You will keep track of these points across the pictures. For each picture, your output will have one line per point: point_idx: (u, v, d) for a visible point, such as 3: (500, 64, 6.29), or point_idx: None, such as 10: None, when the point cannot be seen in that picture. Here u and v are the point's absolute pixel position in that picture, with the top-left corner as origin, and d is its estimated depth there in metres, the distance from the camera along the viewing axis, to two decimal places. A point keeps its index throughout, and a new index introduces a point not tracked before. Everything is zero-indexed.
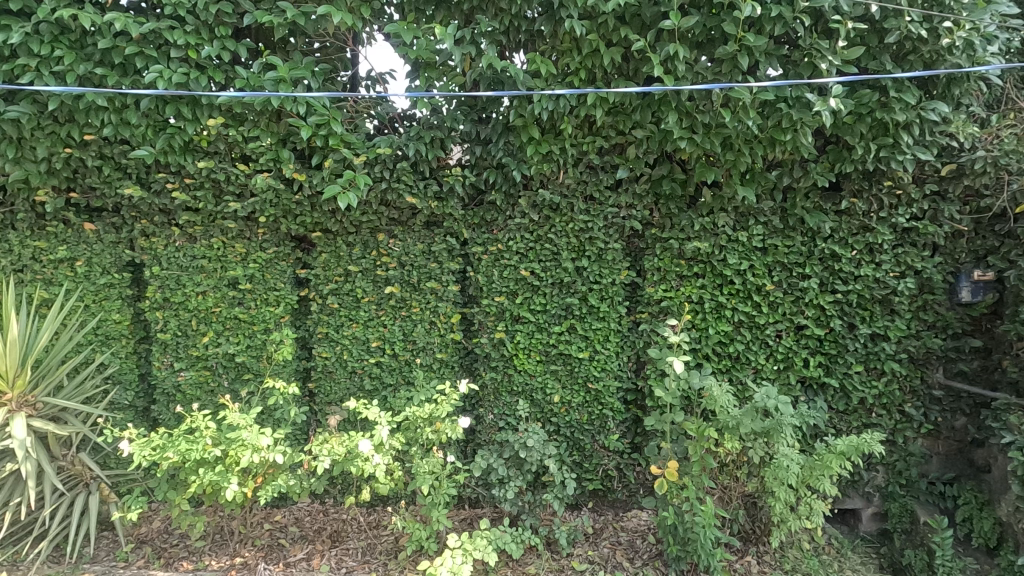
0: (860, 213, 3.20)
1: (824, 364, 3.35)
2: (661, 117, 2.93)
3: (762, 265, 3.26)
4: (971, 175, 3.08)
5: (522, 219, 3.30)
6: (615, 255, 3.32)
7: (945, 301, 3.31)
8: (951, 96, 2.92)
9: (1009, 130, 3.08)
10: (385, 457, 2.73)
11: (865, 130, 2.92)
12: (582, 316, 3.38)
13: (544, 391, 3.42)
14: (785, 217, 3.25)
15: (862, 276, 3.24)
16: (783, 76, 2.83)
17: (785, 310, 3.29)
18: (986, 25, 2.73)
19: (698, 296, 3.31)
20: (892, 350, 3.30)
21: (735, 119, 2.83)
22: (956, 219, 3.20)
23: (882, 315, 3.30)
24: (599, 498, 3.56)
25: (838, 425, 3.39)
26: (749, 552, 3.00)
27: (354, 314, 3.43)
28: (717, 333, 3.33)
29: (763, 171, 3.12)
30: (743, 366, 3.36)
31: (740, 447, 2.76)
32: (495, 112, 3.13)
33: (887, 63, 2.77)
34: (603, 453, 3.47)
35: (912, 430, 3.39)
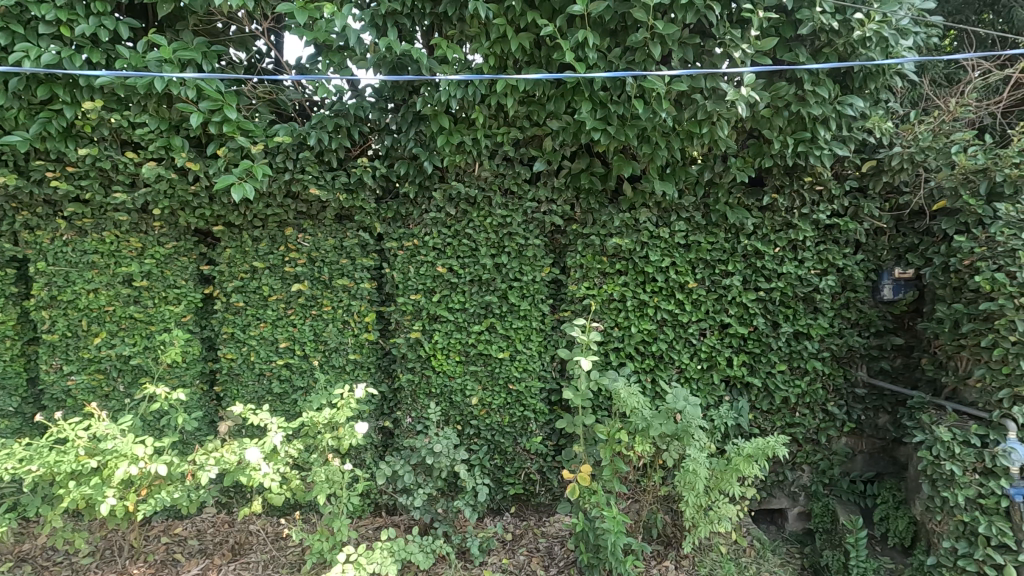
0: (783, 209, 3.14)
1: (748, 363, 3.29)
2: (575, 107, 2.82)
3: (685, 262, 3.17)
4: (890, 171, 3.05)
5: (439, 213, 3.16)
6: (535, 252, 3.20)
7: (868, 299, 3.28)
8: (868, 91, 2.87)
9: (927, 126, 3.06)
10: (278, 466, 2.55)
11: (783, 124, 2.85)
12: (501, 315, 3.26)
13: (463, 393, 3.28)
14: (708, 213, 3.18)
15: (785, 273, 3.19)
16: (698, 67, 2.75)
17: (708, 308, 3.22)
18: (899, 18, 2.69)
19: (620, 294, 3.21)
20: (815, 349, 3.26)
21: (649, 110, 2.72)
22: (876, 216, 3.17)
23: (805, 313, 3.25)
24: (522, 503, 3.44)
25: (762, 424, 3.34)
26: (667, 556, 2.93)
27: (261, 313, 3.25)
28: (640, 332, 3.23)
29: (684, 166, 3.03)
30: (666, 366, 3.27)
31: (651, 450, 2.67)
32: (407, 100, 2.98)
33: (801, 55, 2.71)
34: (526, 456, 3.35)
35: (835, 429, 3.36)
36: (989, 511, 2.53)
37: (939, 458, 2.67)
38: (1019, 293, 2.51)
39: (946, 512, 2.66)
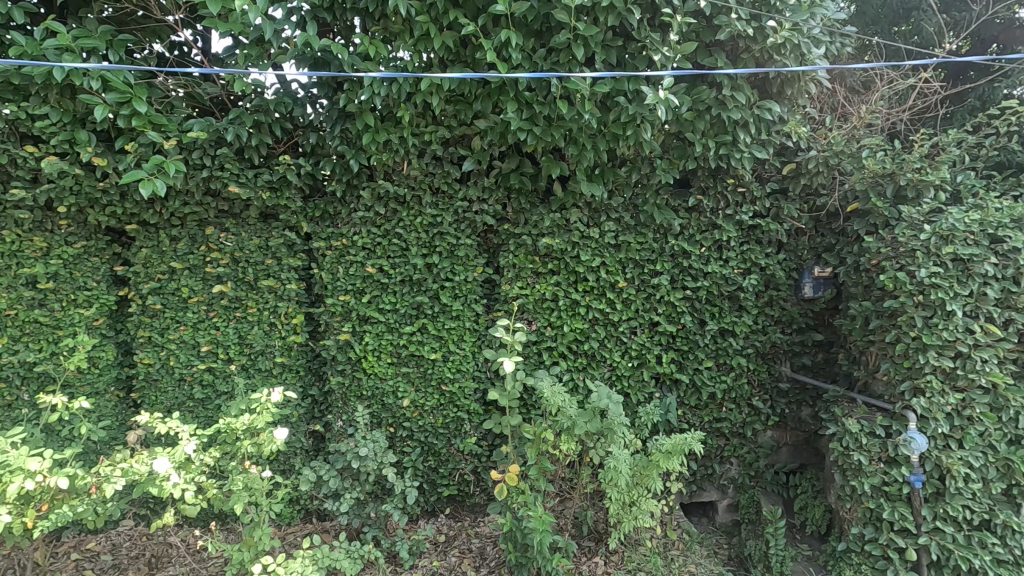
0: (708, 210, 3.23)
1: (676, 360, 3.37)
2: (502, 107, 2.82)
3: (615, 262, 3.22)
4: (807, 174, 3.18)
5: (367, 212, 3.11)
6: (467, 252, 3.19)
7: (791, 297, 3.41)
8: (785, 96, 2.97)
9: (841, 131, 3.20)
10: (192, 477, 2.44)
11: (704, 127, 2.93)
12: (433, 315, 3.22)
13: (395, 395, 3.23)
14: (637, 213, 3.23)
15: (711, 273, 3.28)
16: (622, 69, 2.79)
17: (638, 306, 3.27)
18: (811, 27, 2.78)
19: (552, 293, 3.22)
20: (739, 345, 3.36)
21: (574, 111, 2.74)
22: (796, 217, 3.30)
23: (730, 311, 3.35)
24: (457, 504, 3.43)
25: (691, 419, 3.41)
26: (597, 552, 2.97)
27: (181, 316, 3.11)
28: (572, 331, 3.25)
29: (612, 167, 3.08)
30: (598, 365, 3.30)
31: (577, 448, 2.71)
32: (332, 97, 2.91)
33: (720, 60, 2.79)
34: (460, 457, 3.33)
35: (760, 423, 3.47)
36: (892, 498, 2.69)
37: (848, 449, 2.82)
38: (918, 291, 2.66)
39: (856, 501, 2.81)
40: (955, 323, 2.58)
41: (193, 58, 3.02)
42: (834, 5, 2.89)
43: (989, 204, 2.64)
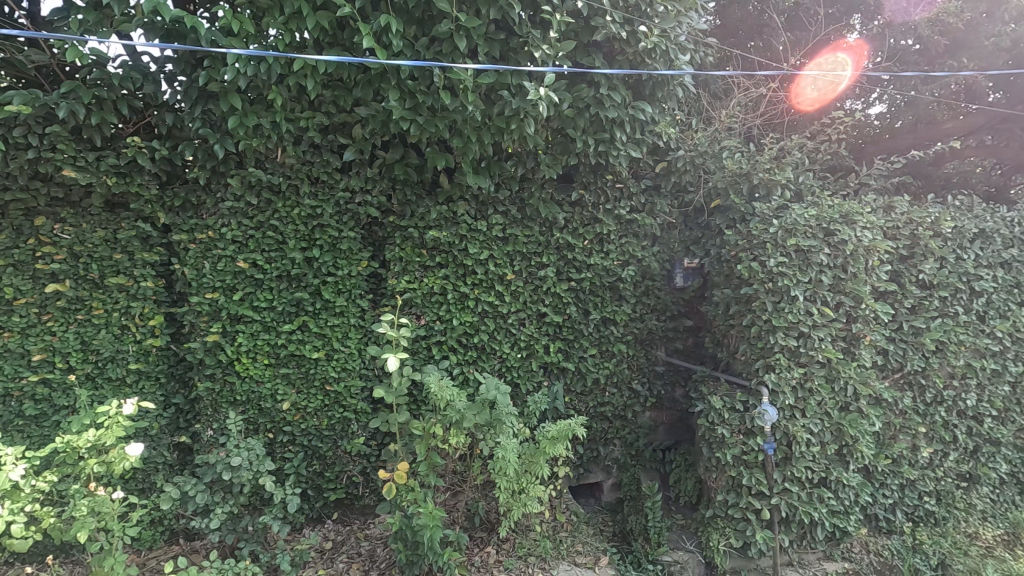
0: (589, 204, 3.38)
1: (563, 349, 3.48)
2: (383, 95, 2.73)
3: (503, 254, 3.25)
4: (677, 172, 3.45)
5: (237, 202, 2.86)
6: (351, 245, 3.05)
7: (665, 286, 3.67)
8: (656, 98, 3.16)
9: (704, 133, 3.50)
10: (20, 506, 2.09)
11: (585, 124, 3.04)
12: (315, 312, 3.05)
13: (273, 398, 3.01)
14: (524, 207, 3.30)
15: (593, 265, 3.43)
16: (504, 63, 2.81)
17: (526, 298, 3.34)
18: (678, 35, 2.99)
19: (441, 287, 3.18)
20: (620, 333, 3.56)
21: (458, 103, 2.71)
22: (668, 212, 3.56)
23: (611, 301, 3.53)
24: (345, 508, 3.30)
25: (577, 405, 3.55)
26: (490, 541, 3.01)
27: (4, 321, 2.65)
28: (462, 324, 3.23)
29: (497, 160, 3.10)
30: (489, 357, 3.31)
31: (466, 441, 2.71)
32: (191, 74, 2.64)
33: (597, 61, 2.92)
34: (347, 459, 3.18)
35: (639, 405, 3.70)
36: (750, 465, 3.00)
37: (713, 424, 3.09)
38: (769, 279, 2.97)
39: (720, 471, 3.08)
40: (798, 306, 2.93)
41: (15, 20, 2.60)
42: (698, 16, 3.13)
43: (824, 201, 3.02)
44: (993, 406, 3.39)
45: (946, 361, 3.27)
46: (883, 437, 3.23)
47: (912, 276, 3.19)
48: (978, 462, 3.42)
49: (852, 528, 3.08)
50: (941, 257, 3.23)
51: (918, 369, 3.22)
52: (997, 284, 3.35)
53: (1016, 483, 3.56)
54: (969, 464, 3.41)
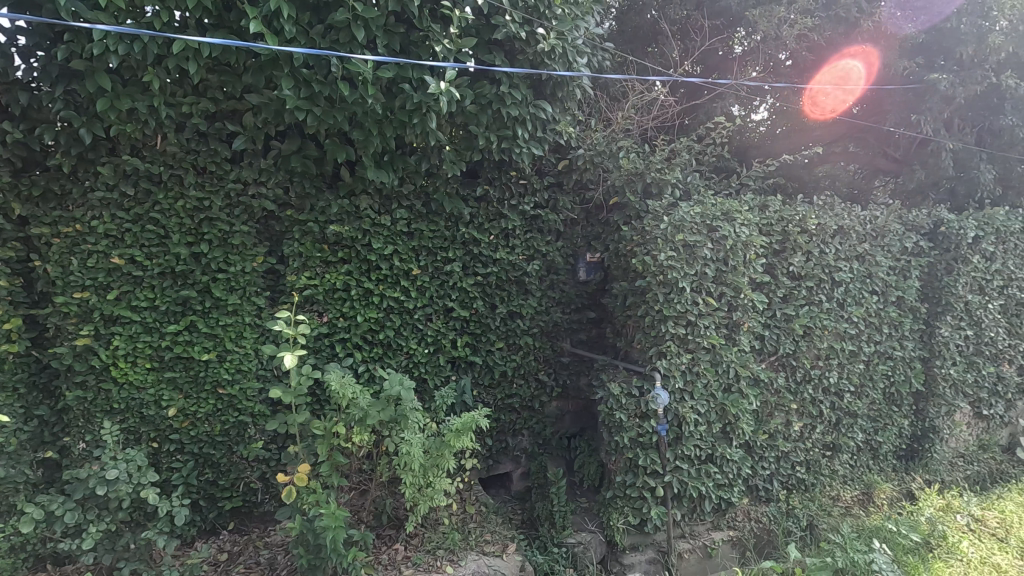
0: (494, 200, 3.44)
1: (470, 343, 3.52)
2: (276, 83, 2.62)
3: (408, 249, 3.23)
4: (578, 170, 3.59)
5: (110, 192, 2.63)
6: (244, 239, 2.90)
7: (569, 280, 3.81)
8: (557, 98, 3.26)
9: (602, 134, 3.68)
10: None
11: (488, 121, 3.08)
12: (204, 311, 2.86)
13: (158, 405, 2.79)
14: (429, 201, 3.29)
15: (499, 259, 3.50)
16: (405, 57, 2.79)
17: (432, 293, 3.33)
18: (575, 38, 3.12)
19: (344, 283, 3.09)
20: (526, 326, 3.66)
21: (356, 95, 2.66)
22: (570, 209, 3.70)
23: (517, 295, 3.62)
24: (243, 516, 3.13)
25: (485, 398, 3.61)
26: (398, 539, 3.00)
27: None
28: (367, 321, 3.16)
29: (400, 154, 3.07)
30: (395, 353, 3.27)
31: (371, 439, 2.68)
32: (50, 49, 2.39)
33: (498, 58, 2.98)
34: (244, 465, 3.02)
35: (546, 395, 3.81)
36: (645, 446, 3.21)
37: (612, 409, 3.27)
38: (660, 272, 3.17)
39: (619, 453, 3.26)
40: (685, 297, 3.16)
41: None
42: (594, 21, 3.29)
43: (707, 200, 3.28)
44: (851, 382, 3.83)
45: (813, 344, 3.66)
46: (761, 414, 3.56)
47: (784, 268, 3.54)
48: (840, 433, 3.85)
49: (736, 499, 3.37)
50: (807, 250, 3.61)
51: (789, 352, 3.58)
52: (853, 275, 3.79)
53: (871, 449, 4.06)
54: (832, 434, 3.84)
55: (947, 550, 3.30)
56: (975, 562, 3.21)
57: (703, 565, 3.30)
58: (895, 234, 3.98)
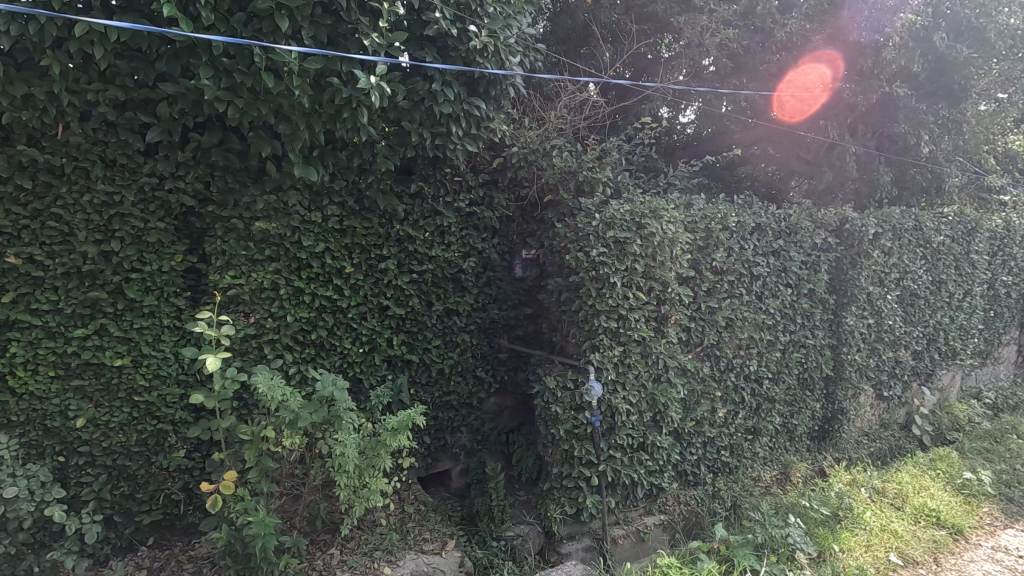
0: (429, 197, 3.42)
1: (407, 342, 3.49)
2: (193, 72, 2.49)
3: (340, 247, 3.15)
4: (513, 168, 3.63)
5: (4, 185, 2.40)
6: (161, 237, 2.73)
7: (505, 276, 3.84)
8: (490, 96, 3.29)
9: (535, 132, 3.75)
10: None
11: (421, 117, 3.07)
12: (117, 314, 2.67)
13: (64, 416, 2.58)
14: (361, 198, 3.23)
15: (435, 257, 3.49)
16: (333, 50, 2.74)
17: (366, 292, 3.28)
18: (507, 37, 3.16)
19: (272, 282, 2.97)
20: (463, 323, 3.66)
21: (281, 87, 2.57)
22: (505, 206, 3.73)
23: (454, 292, 3.62)
24: (164, 529, 2.95)
25: (423, 396, 3.58)
26: (333, 543, 2.94)
27: None
28: (298, 320, 3.05)
29: (331, 149, 3.00)
30: (328, 353, 3.18)
31: (302, 441, 2.60)
32: None
33: (429, 55, 2.97)
34: (164, 476, 2.84)
35: (484, 391, 3.83)
36: (580, 437, 3.29)
37: (548, 403, 3.34)
38: (592, 268, 3.27)
39: (556, 445, 3.34)
40: (617, 292, 3.27)
41: None
42: (526, 22, 3.34)
43: (636, 198, 3.40)
44: (769, 369, 4.10)
45: (734, 335, 3.88)
46: (689, 402, 3.74)
47: (708, 263, 3.72)
48: (760, 418, 4.11)
49: (666, 484, 3.52)
50: (728, 246, 3.83)
51: (713, 342, 3.78)
52: (770, 270, 4.04)
53: (788, 432, 4.35)
54: (753, 419, 4.08)
55: (852, 521, 3.60)
56: (876, 530, 3.55)
57: (637, 550, 3.43)
58: (807, 231, 4.28)
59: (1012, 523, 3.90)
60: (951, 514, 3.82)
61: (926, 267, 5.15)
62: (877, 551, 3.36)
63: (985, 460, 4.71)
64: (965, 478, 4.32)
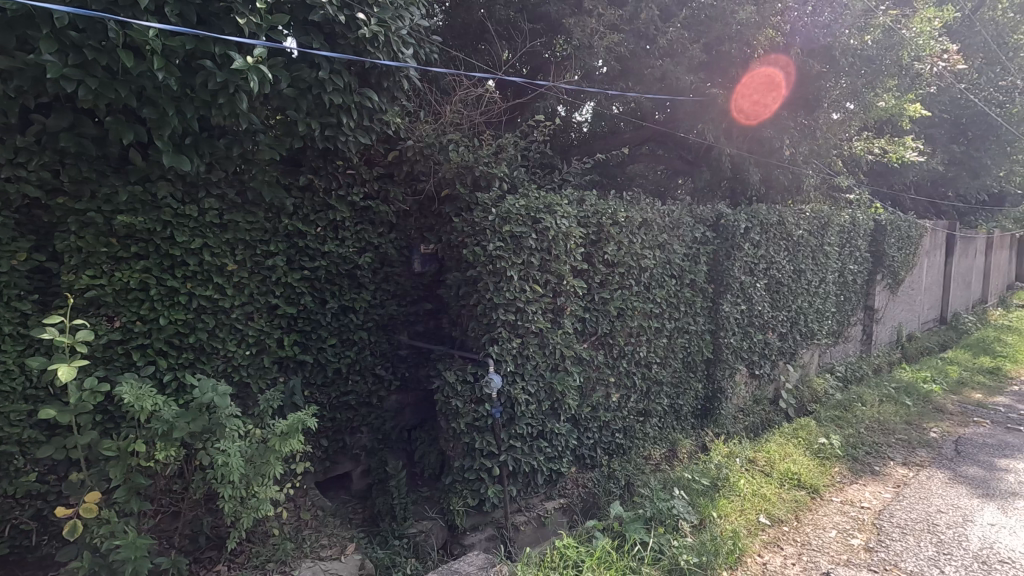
0: (320, 190, 3.29)
1: (299, 341, 3.34)
2: (34, 45, 2.21)
3: (220, 243, 2.93)
4: (408, 161, 3.58)
5: None
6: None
7: (404, 272, 3.79)
8: (383, 87, 3.22)
9: (431, 126, 3.73)
10: None
11: (308, 106, 2.94)
12: None
13: None
14: (244, 190, 3.03)
15: (328, 252, 3.37)
16: (205, 30, 2.55)
17: (252, 290, 3.08)
18: (399, 28, 3.11)
19: (140, 281, 2.68)
20: (360, 320, 3.56)
21: (144, 66, 2.36)
22: (402, 200, 3.68)
23: (349, 289, 3.51)
24: (12, 565, 2.59)
25: (318, 398, 3.44)
26: (221, 558, 2.78)
27: None
28: (173, 323, 2.79)
29: (206, 137, 2.79)
30: (210, 357, 2.95)
31: (179, 454, 2.43)
32: None
33: (315, 41, 2.86)
34: (11, 504, 2.49)
35: (384, 389, 3.75)
36: (481, 429, 3.34)
37: (448, 396, 3.36)
38: (489, 262, 3.31)
39: (457, 439, 3.37)
40: (514, 285, 3.33)
41: None
42: (418, 13, 3.31)
43: (531, 193, 3.49)
44: (657, 354, 4.39)
45: (626, 323, 4.10)
46: (585, 389, 3.90)
47: (600, 256, 3.90)
48: (650, 400, 4.40)
49: (564, 469, 3.67)
50: (619, 240, 4.03)
51: (606, 331, 3.98)
52: (656, 262, 4.33)
53: (675, 412, 4.69)
54: (643, 402, 4.35)
55: (729, 488, 3.97)
56: (748, 495, 3.95)
57: (537, 534, 3.53)
58: (687, 226, 4.63)
59: (856, 479, 4.51)
60: (809, 475, 4.35)
61: (788, 258, 5.77)
62: (748, 514, 3.74)
63: (837, 426, 5.38)
64: (821, 443, 4.92)
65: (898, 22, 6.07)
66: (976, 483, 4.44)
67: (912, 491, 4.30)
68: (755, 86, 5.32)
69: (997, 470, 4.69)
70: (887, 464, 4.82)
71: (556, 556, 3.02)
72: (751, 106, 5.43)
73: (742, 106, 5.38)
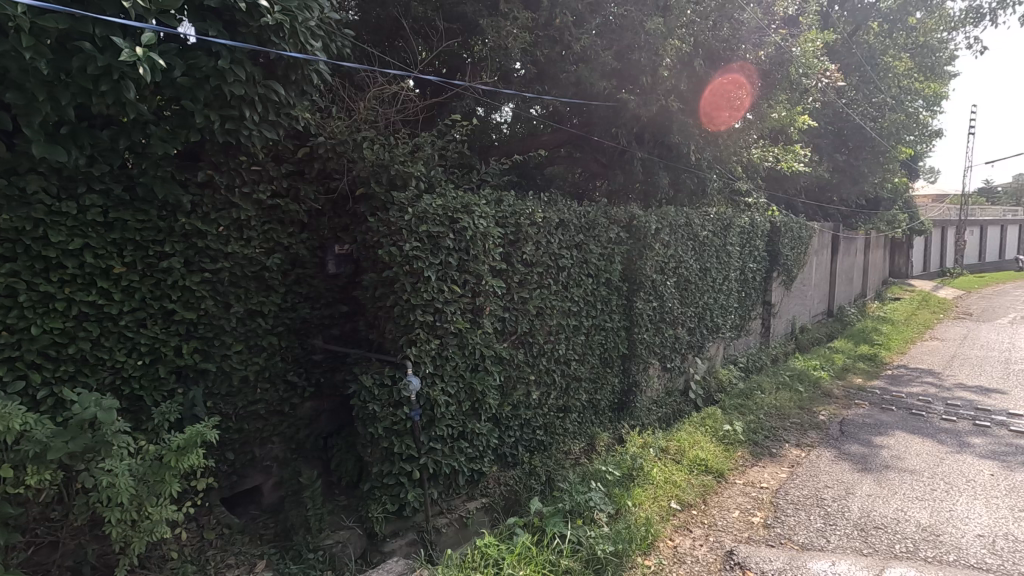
0: (222, 187, 3.07)
1: (201, 349, 3.09)
2: None
3: (105, 243, 2.67)
4: (320, 158, 3.44)
5: None
6: None
7: (317, 273, 3.64)
8: (291, 81, 3.07)
9: (344, 123, 3.62)
10: None
11: (206, 97, 2.75)
12: None
13: None
14: (134, 186, 2.78)
15: (231, 253, 3.14)
16: (82, 9, 2.33)
17: (145, 295, 2.83)
18: (306, 19, 3.00)
19: (7, 286, 2.39)
20: (269, 324, 3.37)
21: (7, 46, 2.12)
22: (314, 199, 3.52)
23: (257, 292, 3.30)
24: None
25: (223, 409, 3.21)
26: None
27: None
28: (49, 333, 2.51)
29: (86, 127, 2.54)
30: (96, 370, 2.68)
31: (56, 478, 2.19)
32: None
33: (213, 28, 2.69)
34: None
35: (297, 396, 3.58)
36: (400, 433, 3.27)
37: (365, 401, 3.27)
38: (406, 263, 3.25)
39: (375, 444, 3.29)
40: (431, 285, 3.31)
41: None
42: (327, 5, 3.21)
43: (448, 193, 3.47)
44: (575, 351, 4.52)
45: (545, 322, 4.18)
46: (506, 388, 3.93)
47: (518, 256, 3.95)
48: (569, 396, 4.51)
49: (485, 468, 3.68)
50: (537, 240, 4.11)
51: (526, 330, 4.03)
52: (573, 261, 4.45)
53: (593, 407, 4.85)
54: (563, 398, 4.46)
55: (643, 477, 4.16)
56: (661, 483, 4.15)
57: (459, 536, 3.52)
58: (603, 226, 4.79)
59: (756, 462, 4.88)
60: (715, 460, 4.65)
61: (695, 257, 6.13)
62: (661, 501, 3.93)
63: (740, 413, 5.80)
64: (725, 429, 5.27)
65: (788, 40, 6.63)
66: (856, 459, 4.93)
67: (803, 470, 4.70)
68: (717, 107, 6.07)
69: (873, 446, 5.24)
70: (783, 446, 5.25)
71: (477, 556, 3.04)
72: (721, 108, 6.13)
73: (714, 114, 6.08)
